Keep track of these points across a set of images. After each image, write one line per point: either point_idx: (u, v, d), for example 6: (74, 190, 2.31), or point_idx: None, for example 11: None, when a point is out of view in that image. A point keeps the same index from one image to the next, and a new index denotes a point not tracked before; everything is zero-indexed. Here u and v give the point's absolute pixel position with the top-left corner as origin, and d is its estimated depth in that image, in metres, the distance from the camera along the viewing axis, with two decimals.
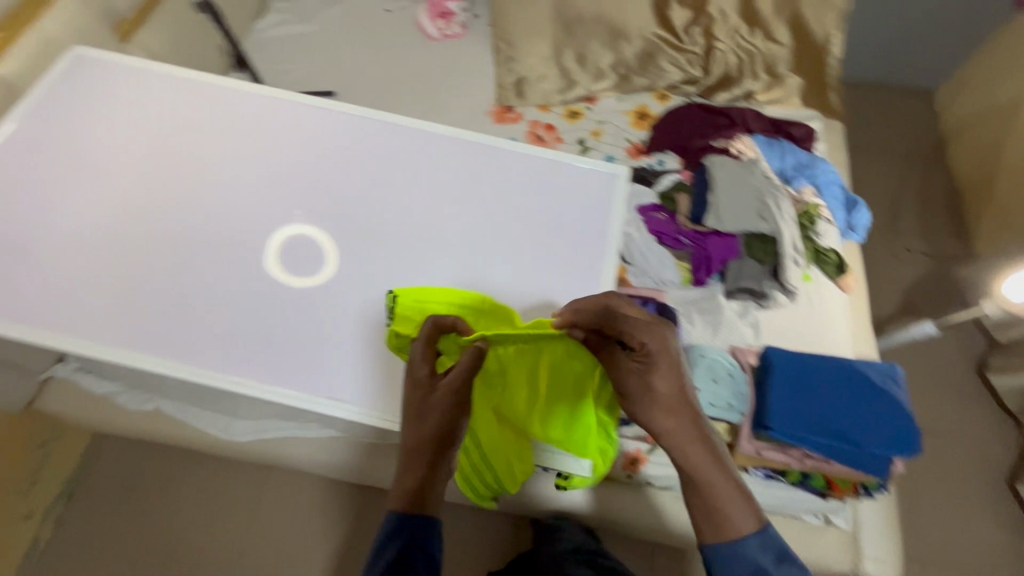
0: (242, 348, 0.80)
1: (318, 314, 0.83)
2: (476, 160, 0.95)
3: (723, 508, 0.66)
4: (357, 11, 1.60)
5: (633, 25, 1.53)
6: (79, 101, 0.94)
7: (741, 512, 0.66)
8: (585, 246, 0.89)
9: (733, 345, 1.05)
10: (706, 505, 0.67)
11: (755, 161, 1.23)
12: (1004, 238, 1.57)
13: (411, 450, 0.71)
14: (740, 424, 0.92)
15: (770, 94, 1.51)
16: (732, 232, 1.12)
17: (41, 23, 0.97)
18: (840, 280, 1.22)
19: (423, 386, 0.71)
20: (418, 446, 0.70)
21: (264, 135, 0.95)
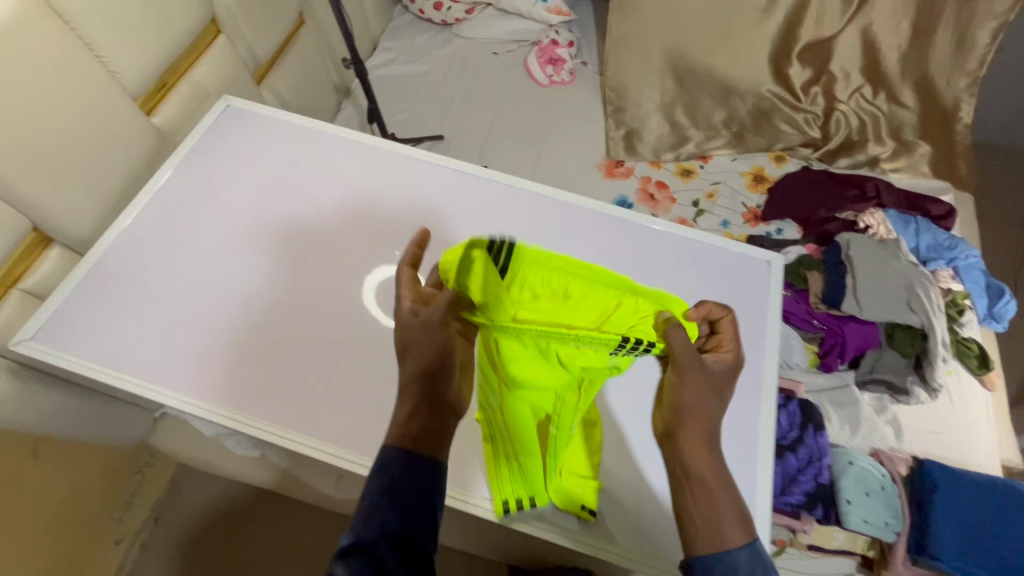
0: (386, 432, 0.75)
1: None
2: (621, 237, 0.90)
3: (717, 514, 0.57)
4: (465, 53, 1.60)
5: (748, 82, 1.48)
6: (236, 154, 0.95)
7: (736, 533, 0.56)
8: (741, 344, 0.82)
9: (876, 449, 0.99)
10: (704, 506, 0.58)
11: (896, 241, 1.15)
12: None
13: (409, 380, 0.59)
14: (896, 544, 0.84)
15: (895, 162, 1.43)
16: (872, 320, 1.05)
17: (194, 71, 0.98)
18: (985, 376, 1.11)
19: (403, 323, 0.62)
20: (413, 378, 0.59)
21: (403, 193, 0.93)
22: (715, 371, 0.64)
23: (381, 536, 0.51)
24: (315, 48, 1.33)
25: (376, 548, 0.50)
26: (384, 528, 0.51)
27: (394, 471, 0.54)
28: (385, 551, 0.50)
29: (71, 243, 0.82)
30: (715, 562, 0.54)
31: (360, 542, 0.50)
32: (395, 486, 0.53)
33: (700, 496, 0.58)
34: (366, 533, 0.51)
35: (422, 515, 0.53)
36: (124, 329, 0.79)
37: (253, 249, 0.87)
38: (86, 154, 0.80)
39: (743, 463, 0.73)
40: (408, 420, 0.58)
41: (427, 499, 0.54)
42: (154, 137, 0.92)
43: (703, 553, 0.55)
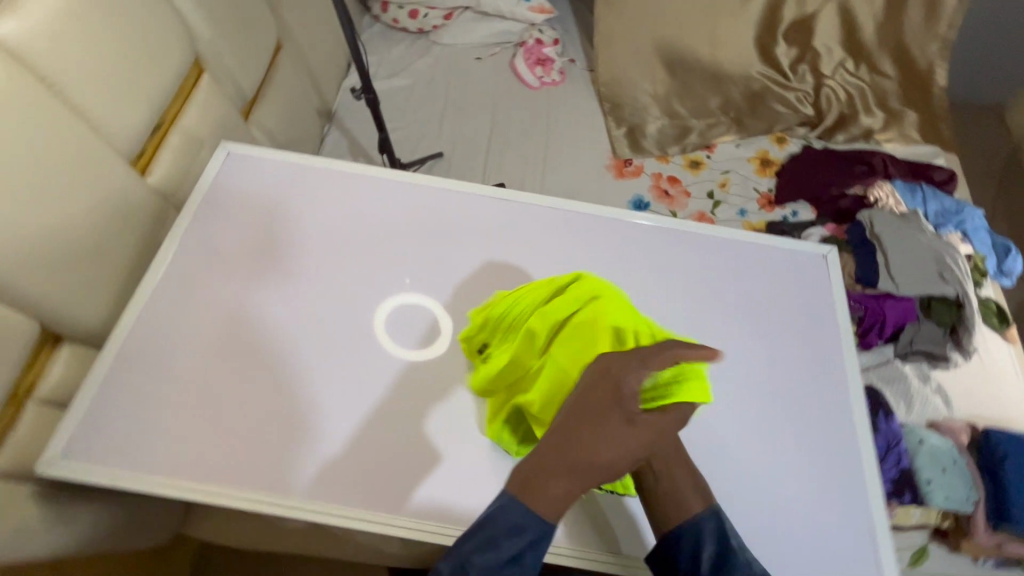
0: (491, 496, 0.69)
1: None
2: (676, 250, 0.89)
3: (679, 491, 0.55)
4: (447, 61, 1.52)
5: (739, 65, 1.47)
6: (255, 209, 0.87)
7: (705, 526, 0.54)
8: (816, 341, 0.83)
9: (933, 421, 1.02)
10: (668, 490, 0.55)
11: (914, 213, 1.18)
12: None
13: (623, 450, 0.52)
14: (974, 515, 0.88)
15: (885, 133, 1.46)
16: (910, 295, 1.07)
17: (182, 117, 0.86)
18: (1007, 332, 1.15)
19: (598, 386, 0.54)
20: (566, 456, 0.51)
21: (441, 229, 0.88)
22: (649, 393, 0.56)
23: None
24: (296, 73, 1.22)
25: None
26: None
27: (505, 518, 0.50)
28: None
29: (84, 337, 0.71)
30: (684, 535, 0.54)
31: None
32: (509, 530, 0.49)
33: (666, 482, 0.56)
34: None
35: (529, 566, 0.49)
36: (164, 428, 0.69)
37: (295, 312, 0.79)
38: (89, 233, 0.69)
39: (851, 463, 0.74)
40: (539, 482, 0.51)
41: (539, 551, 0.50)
42: (153, 200, 0.81)
43: (672, 531, 0.54)
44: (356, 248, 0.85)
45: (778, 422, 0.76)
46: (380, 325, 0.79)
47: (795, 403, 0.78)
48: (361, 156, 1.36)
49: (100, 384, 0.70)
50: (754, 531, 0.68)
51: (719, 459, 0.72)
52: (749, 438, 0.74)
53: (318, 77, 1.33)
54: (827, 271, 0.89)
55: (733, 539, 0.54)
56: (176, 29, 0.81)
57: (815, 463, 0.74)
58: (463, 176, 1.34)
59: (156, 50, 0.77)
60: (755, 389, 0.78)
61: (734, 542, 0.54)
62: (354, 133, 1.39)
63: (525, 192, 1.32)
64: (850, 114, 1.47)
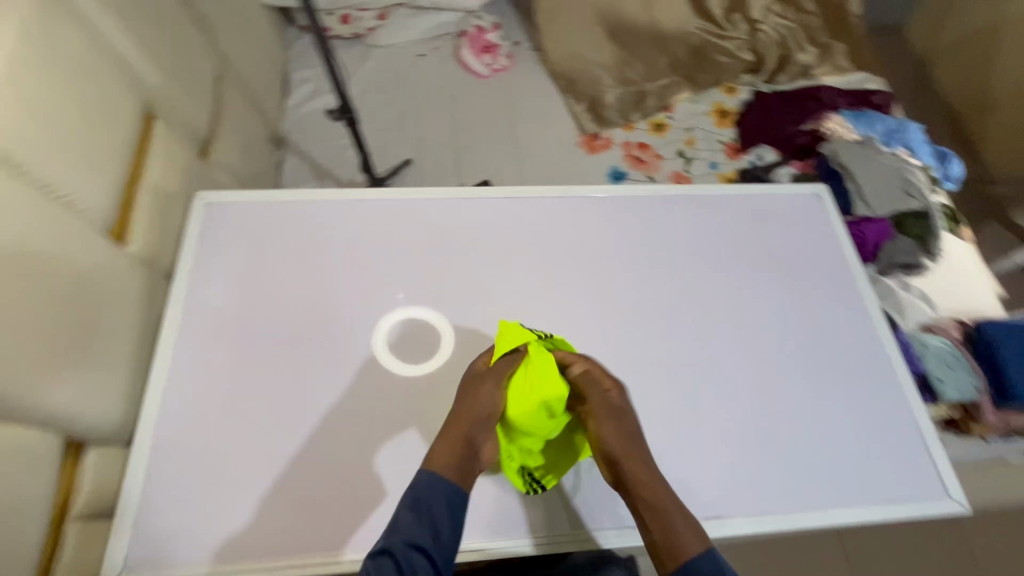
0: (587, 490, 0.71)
1: None
2: (685, 215, 0.90)
3: (670, 530, 0.54)
4: (390, 63, 1.46)
5: (677, 22, 1.50)
6: (253, 258, 0.81)
7: (688, 536, 0.53)
8: (831, 275, 0.87)
9: (924, 325, 1.11)
10: (660, 531, 0.54)
11: (870, 139, 1.27)
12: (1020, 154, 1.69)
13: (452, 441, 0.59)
14: (980, 400, 0.98)
15: (822, 67, 1.54)
16: (883, 215, 1.15)
17: (145, 172, 0.78)
18: (961, 231, 1.26)
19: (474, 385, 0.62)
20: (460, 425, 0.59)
21: (454, 239, 0.84)
22: (633, 423, 0.61)
23: (403, 542, 0.51)
24: (242, 103, 1.13)
25: (393, 551, 0.51)
26: (407, 534, 0.52)
27: (425, 490, 0.55)
28: (401, 558, 0.50)
29: (109, 437, 0.66)
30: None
31: (381, 544, 0.51)
32: (427, 498, 0.54)
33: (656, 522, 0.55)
34: (389, 539, 0.52)
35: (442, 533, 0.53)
36: (228, 508, 0.65)
37: (329, 358, 0.75)
38: (91, 322, 0.63)
39: (890, 380, 0.79)
40: (447, 446, 0.58)
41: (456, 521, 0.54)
42: (141, 271, 0.74)
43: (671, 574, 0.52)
44: (371, 276, 0.81)
45: (821, 359, 0.80)
46: (405, 369, 0.74)
47: (829, 338, 0.82)
48: (327, 178, 1.29)
49: (142, 480, 0.66)
50: (827, 464, 0.73)
51: (776, 406, 0.76)
52: (799, 379, 0.78)
53: (262, 103, 1.24)
54: (823, 208, 0.93)
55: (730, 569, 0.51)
56: (122, 79, 0.73)
57: (861, 388, 0.78)
58: (438, 179, 1.30)
59: (111, 106, 0.69)
60: (790, 332, 0.82)
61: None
62: (313, 155, 1.32)
63: (504, 183, 1.30)
64: (786, 55, 1.53)
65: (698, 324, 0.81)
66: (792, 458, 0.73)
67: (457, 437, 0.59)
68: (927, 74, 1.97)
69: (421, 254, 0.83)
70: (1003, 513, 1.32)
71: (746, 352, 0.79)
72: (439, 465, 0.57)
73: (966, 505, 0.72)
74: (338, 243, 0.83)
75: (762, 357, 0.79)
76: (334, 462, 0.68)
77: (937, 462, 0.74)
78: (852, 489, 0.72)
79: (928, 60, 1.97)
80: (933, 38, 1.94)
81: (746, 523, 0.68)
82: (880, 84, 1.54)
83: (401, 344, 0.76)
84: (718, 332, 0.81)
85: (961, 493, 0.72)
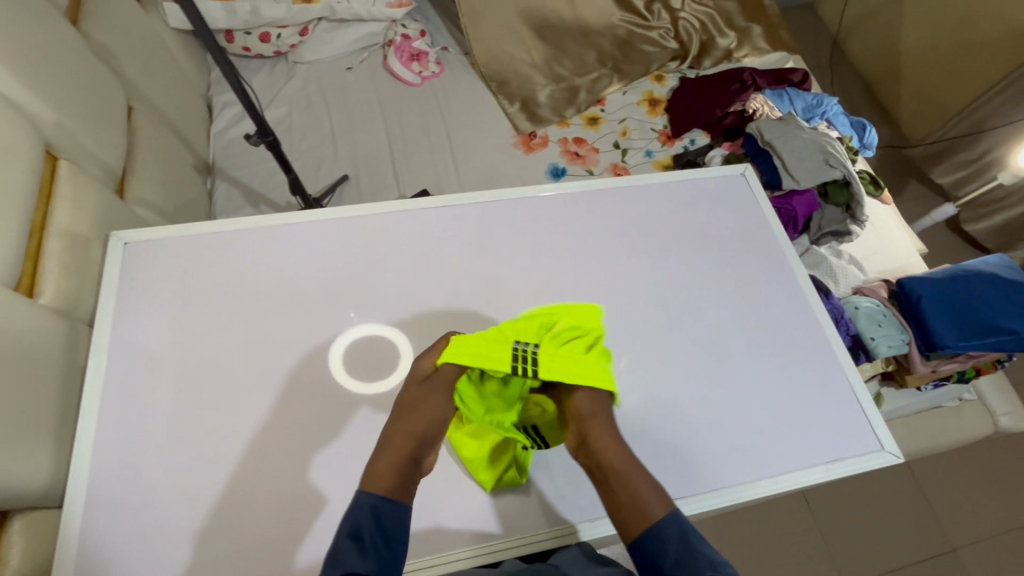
0: (542, 489, 0.73)
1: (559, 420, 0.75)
2: (618, 207, 0.92)
3: (640, 501, 0.57)
4: (317, 78, 1.43)
5: (601, 16, 1.52)
6: (182, 296, 0.78)
7: (655, 504, 0.57)
8: (761, 252, 0.91)
9: (856, 287, 1.17)
10: (631, 501, 0.57)
11: (790, 114, 1.32)
12: (928, 119, 1.80)
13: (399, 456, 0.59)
14: (910, 352, 1.04)
15: (742, 49, 1.60)
16: (809, 187, 1.20)
17: (52, 217, 0.73)
18: (881, 195, 1.33)
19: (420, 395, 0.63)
20: (399, 439, 0.59)
21: (391, 253, 0.84)
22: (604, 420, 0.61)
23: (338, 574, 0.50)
24: (160, 133, 1.08)
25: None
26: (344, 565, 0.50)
27: (363, 516, 0.53)
28: None
29: (36, 502, 0.62)
30: (651, 541, 0.55)
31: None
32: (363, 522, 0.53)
33: (628, 494, 0.58)
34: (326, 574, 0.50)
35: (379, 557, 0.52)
36: (177, 558, 0.63)
37: (272, 390, 0.73)
38: (4, 383, 0.59)
39: (822, 345, 0.83)
40: (386, 467, 0.58)
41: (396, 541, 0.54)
42: (57, 323, 0.70)
43: (636, 539, 0.56)
44: (308, 301, 0.79)
45: (758, 332, 0.83)
46: (352, 384, 0.74)
47: (764, 313, 0.85)
48: (261, 202, 1.25)
49: (78, 543, 0.62)
50: (770, 433, 0.76)
51: (719, 383, 0.78)
52: (740, 355, 0.81)
53: (183, 130, 1.19)
54: (748, 188, 0.97)
55: (693, 530, 0.56)
56: (14, 122, 0.68)
57: (797, 356, 0.82)
58: (377, 192, 1.28)
59: (4, 153, 0.65)
60: (727, 311, 0.84)
61: (697, 536, 0.55)
62: (244, 180, 1.27)
63: (444, 190, 1.29)
64: (708, 41, 1.58)
65: (639, 313, 0.83)
66: (739, 431, 0.76)
67: (400, 456, 0.58)
68: (841, 49, 2.08)
69: (358, 273, 0.82)
70: (946, 455, 1.41)
71: (687, 334, 0.82)
72: (377, 486, 0.56)
73: (900, 454, 0.76)
74: (270, 270, 0.81)
75: (702, 337, 0.82)
76: (286, 495, 0.67)
77: (870, 417, 0.78)
78: (795, 454, 0.75)
79: (842, 35, 2.07)
80: (843, 14, 2.04)
81: (698, 501, 0.71)
82: (797, 63, 1.61)
83: (353, 362, 0.75)
84: (660, 317, 0.83)
85: (894, 444, 0.77)
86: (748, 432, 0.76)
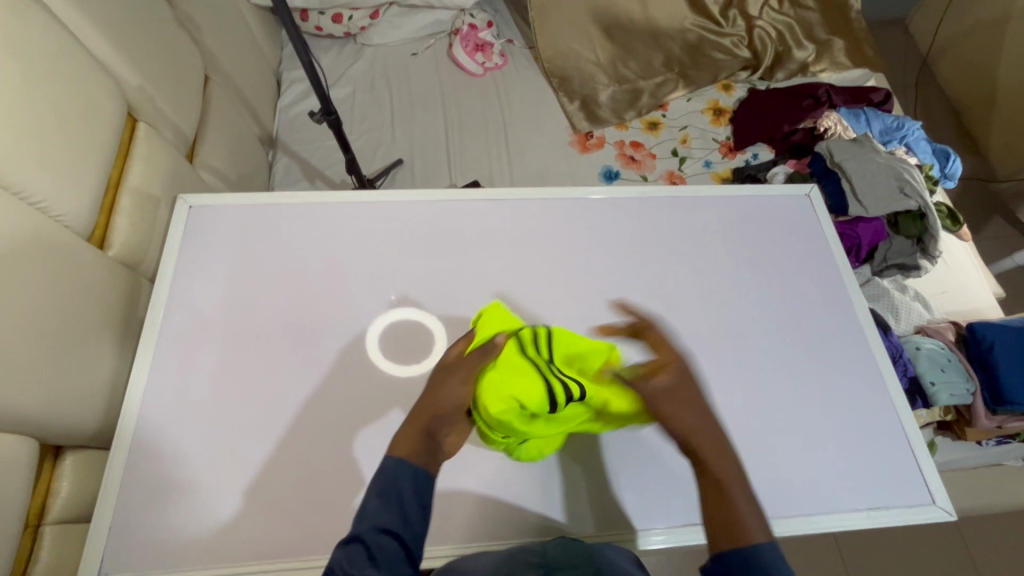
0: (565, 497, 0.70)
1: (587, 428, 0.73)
2: (671, 217, 0.89)
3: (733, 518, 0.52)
4: (383, 62, 1.45)
5: (673, 19, 1.48)
6: (235, 261, 0.81)
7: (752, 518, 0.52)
8: (819, 279, 0.86)
9: (919, 326, 1.10)
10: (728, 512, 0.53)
11: (866, 135, 1.24)
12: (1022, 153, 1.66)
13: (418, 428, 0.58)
14: (974, 403, 0.96)
15: (820, 64, 1.52)
16: (878, 215, 1.13)
17: (128, 176, 0.78)
18: (959, 230, 1.23)
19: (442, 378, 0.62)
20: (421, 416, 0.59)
21: (437, 241, 0.84)
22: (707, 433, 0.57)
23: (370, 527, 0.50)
24: (231, 104, 1.13)
25: (363, 540, 0.49)
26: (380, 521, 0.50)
27: (393, 479, 0.53)
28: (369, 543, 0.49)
29: (87, 441, 0.66)
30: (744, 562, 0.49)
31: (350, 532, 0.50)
32: (398, 486, 0.53)
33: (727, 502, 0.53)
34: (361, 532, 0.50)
35: (410, 515, 0.52)
36: (208, 512, 0.66)
37: (309, 363, 0.75)
38: (69, 326, 0.63)
39: (877, 385, 0.78)
40: (407, 436, 0.57)
41: (423, 506, 0.53)
42: (121, 275, 0.74)
43: (728, 550, 0.50)
44: (352, 279, 0.81)
45: (808, 364, 0.79)
46: (377, 357, 0.75)
47: (815, 343, 0.80)
48: (318, 178, 1.29)
49: (120, 484, 0.66)
50: (809, 470, 0.72)
51: (759, 411, 0.75)
52: (786, 385, 0.77)
53: (252, 103, 1.24)
54: (813, 210, 0.92)
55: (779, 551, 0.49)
56: (103, 82, 0.72)
57: (848, 393, 0.77)
58: (429, 179, 1.30)
59: (90, 111, 0.69)
60: (776, 338, 0.80)
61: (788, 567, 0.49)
62: (304, 156, 1.31)
63: (496, 183, 1.29)
64: (784, 51, 1.51)
65: (682, 327, 0.80)
66: (776, 463, 0.72)
67: (418, 428, 0.58)
68: (930, 71, 1.95)
69: (403, 257, 0.82)
70: (1002, 517, 1.31)
71: (731, 357, 0.78)
72: (402, 451, 0.56)
73: (953, 512, 0.71)
74: (319, 247, 0.83)
75: (747, 361, 0.78)
76: (314, 465, 0.69)
77: (924, 468, 0.73)
78: (834, 496, 0.71)
79: (933, 56, 1.94)
80: (937, 33, 1.90)
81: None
82: (879, 82, 1.51)
83: (392, 342, 0.76)
84: (704, 335, 0.80)
85: (948, 500, 0.71)
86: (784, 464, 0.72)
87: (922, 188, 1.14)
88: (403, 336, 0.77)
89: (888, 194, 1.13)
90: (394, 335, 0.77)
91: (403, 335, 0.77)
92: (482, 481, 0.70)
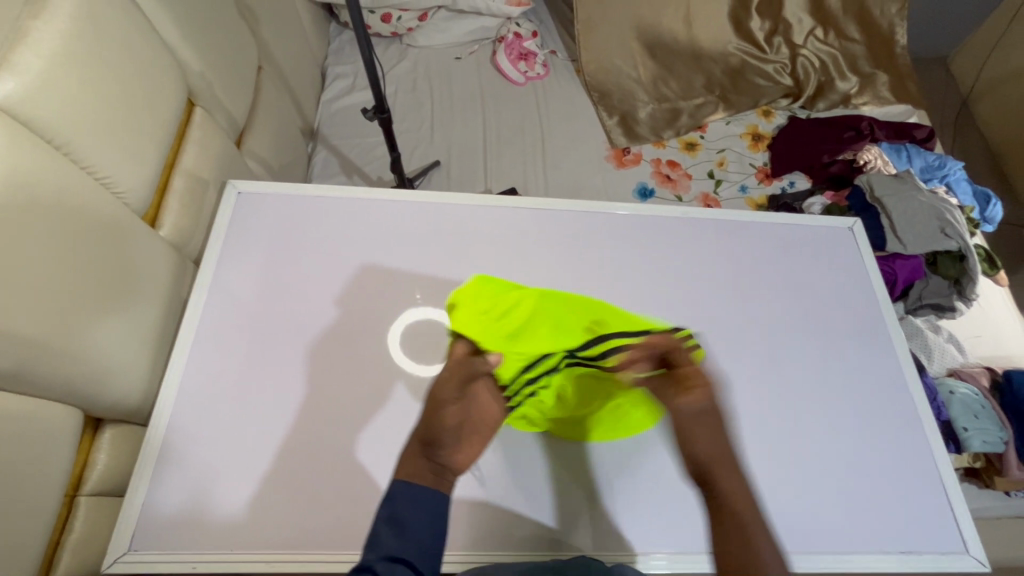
0: (592, 516, 0.69)
1: (616, 445, 0.73)
2: (710, 239, 0.89)
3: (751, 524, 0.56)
4: (426, 63, 1.47)
5: (717, 41, 1.48)
6: (278, 251, 0.81)
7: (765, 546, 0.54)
8: (859, 312, 0.85)
9: (952, 369, 1.09)
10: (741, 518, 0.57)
11: (907, 172, 1.23)
12: None
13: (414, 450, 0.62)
14: (1006, 453, 0.94)
15: (862, 96, 1.51)
16: (916, 253, 1.11)
17: (182, 158, 0.79)
18: (996, 275, 1.21)
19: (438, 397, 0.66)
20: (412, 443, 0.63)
21: (478, 244, 0.84)
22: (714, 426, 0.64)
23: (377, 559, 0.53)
24: (279, 94, 1.15)
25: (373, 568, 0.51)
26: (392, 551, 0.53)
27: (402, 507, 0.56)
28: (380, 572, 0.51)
29: (126, 416, 0.67)
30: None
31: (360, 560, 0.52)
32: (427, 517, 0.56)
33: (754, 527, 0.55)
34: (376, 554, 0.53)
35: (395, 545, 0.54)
36: (238, 496, 0.66)
37: (346, 356, 0.75)
38: (118, 300, 0.65)
39: (912, 427, 0.77)
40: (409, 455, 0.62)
41: (437, 532, 0.56)
42: (169, 255, 0.75)
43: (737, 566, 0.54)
44: (392, 276, 0.81)
45: (844, 400, 0.78)
46: (402, 356, 0.75)
47: (851, 377, 0.80)
48: (356, 174, 1.30)
49: (154, 462, 0.66)
50: (841, 507, 0.71)
51: (789, 443, 0.74)
52: (821, 419, 0.76)
53: (298, 95, 1.26)
54: (855, 243, 0.91)
55: None
56: (170, 65, 0.74)
57: (883, 433, 0.76)
58: (465, 183, 1.30)
59: (156, 92, 0.71)
60: (812, 369, 0.80)
61: None
62: (343, 150, 1.33)
63: (531, 191, 1.30)
64: (826, 81, 1.50)
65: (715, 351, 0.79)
66: (806, 497, 0.71)
67: (416, 453, 0.62)
68: (970, 110, 1.94)
69: (444, 259, 0.83)
70: None
71: (763, 383, 0.78)
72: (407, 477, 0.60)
73: (987, 563, 0.69)
74: (363, 240, 0.83)
75: (779, 390, 0.78)
76: (341, 460, 0.69)
77: (958, 516, 0.71)
78: (865, 536, 0.69)
79: (973, 96, 1.93)
80: (979, 74, 1.90)
81: None
82: (921, 119, 1.50)
83: (423, 343, 0.76)
84: (738, 361, 0.79)
85: (982, 551, 0.69)
86: (814, 496, 0.71)
87: (963, 229, 1.13)
88: (436, 337, 0.77)
89: (926, 233, 1.12)
90: (428, 334, 0.77)
91: (434, 336, 0.77)
92: (508, 489, 0.69)
